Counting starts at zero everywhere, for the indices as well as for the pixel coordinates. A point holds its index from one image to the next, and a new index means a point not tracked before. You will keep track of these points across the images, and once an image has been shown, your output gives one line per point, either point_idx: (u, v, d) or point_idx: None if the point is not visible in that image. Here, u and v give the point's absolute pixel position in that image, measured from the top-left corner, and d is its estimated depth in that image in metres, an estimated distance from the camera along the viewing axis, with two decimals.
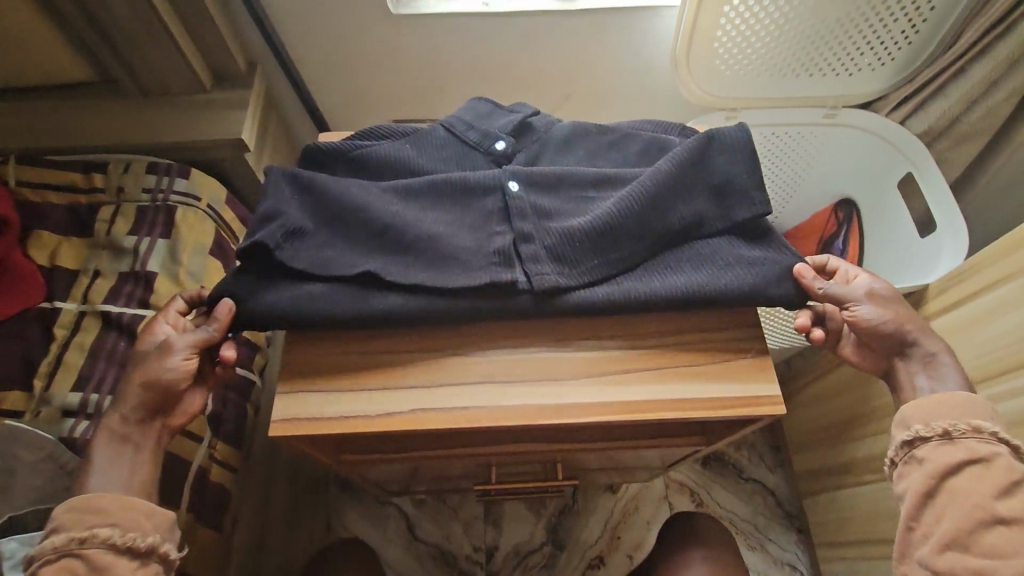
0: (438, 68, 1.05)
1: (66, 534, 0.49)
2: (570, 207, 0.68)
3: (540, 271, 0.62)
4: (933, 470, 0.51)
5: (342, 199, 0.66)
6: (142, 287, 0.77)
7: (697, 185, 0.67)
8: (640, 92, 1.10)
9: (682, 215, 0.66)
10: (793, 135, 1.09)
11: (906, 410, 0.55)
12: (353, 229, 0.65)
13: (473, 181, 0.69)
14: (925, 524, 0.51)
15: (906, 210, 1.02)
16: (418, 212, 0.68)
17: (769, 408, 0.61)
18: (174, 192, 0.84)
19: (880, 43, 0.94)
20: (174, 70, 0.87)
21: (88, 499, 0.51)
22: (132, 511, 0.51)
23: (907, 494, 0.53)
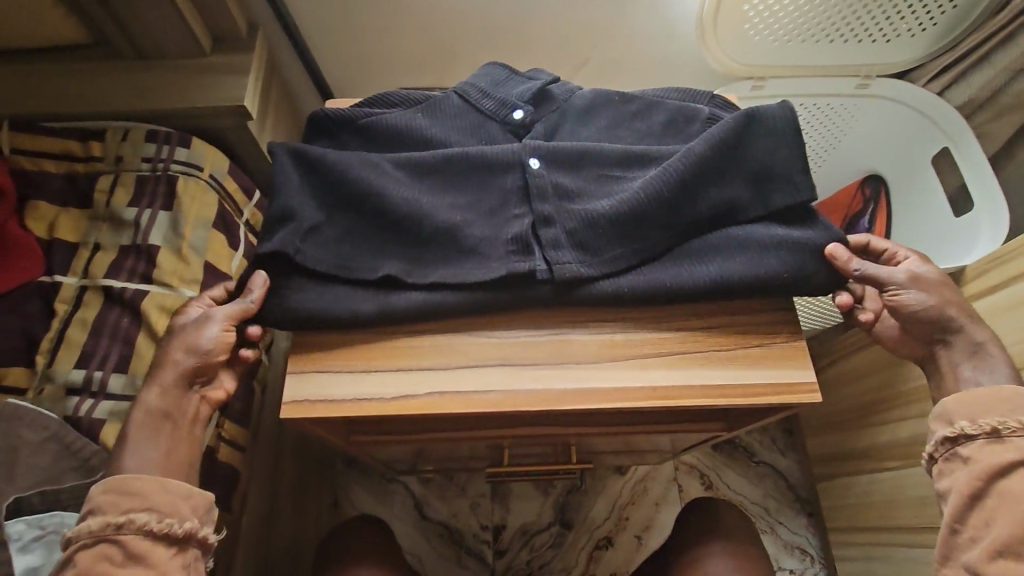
0: (447, 30, 1.00)
1: (101, 518, 0.47)
2: (594, 187, 0.64)
3: (562, 259, 0.59)
4: (981, 472, 0.49)
5: (353, 182, 0.63)
6: (145, 261, 0.74)
7: (731, 170, 0.63)
8: (661, 58, 1.04)
9: (713, 202, 0.62)
10: (822, 106, 1.03)
11: (949, 403, 0.52)
12: (366, 218, 0.63)
13: (492, 157, 0.65)
14: (971, 528, 0.48)
15: (938, 182, 0.98)
16: (433, 192, 0.64)
17: (801, 396, 0.59)
18: (175, 161, 0.80)
19: (922, 9, 0.88)
20: (172, 32, 0.82)
21: (123, 480, 0.49)
22: (168, 494, 0.49)
23: (950, 494, 0.50)
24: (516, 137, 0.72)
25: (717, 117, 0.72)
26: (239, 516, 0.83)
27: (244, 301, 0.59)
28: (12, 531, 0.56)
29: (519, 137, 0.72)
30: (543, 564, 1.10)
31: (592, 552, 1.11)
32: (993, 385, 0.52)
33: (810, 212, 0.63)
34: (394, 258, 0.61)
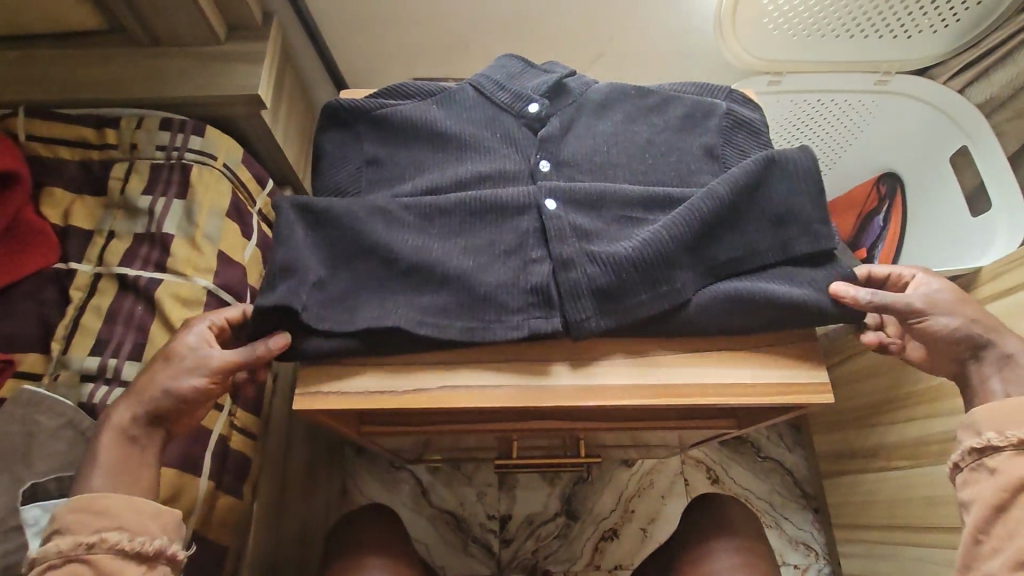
0: (462, 21, 0.99)
1: (71, 538, 0.46)
2: (613, 230, 0.63)
3: (580, 313, 0.58)
4: (1007, 484, 0.48)
5: (363, 233, 0.61)
6: (159, 250, 0.74)
7: (747, 221, 0.62)
8: (677, 51, 1.03)
9: (729, 253, 0.61)
10: (838, 103, 1.02)
11: (977, 414, 0.52)
12: (377, 267, 0.61)
13: (506, 199, 0.63)
14: (994, 538, 0.48)
15: (954, 179, 0.97)
16: (446, 237, 0.62)
17: (812, 396, 0.59)
18: (189, 149, 0.80)
19: (945, 5, 0.86)
20: (187, 19, 0.82)
21: (91, 499, 0.47)
22: (136, 513, 0.48)
23: (973, 504, 0.50)
24: (531, 131, 0.72)
25: (735, 113, 0.72)
26: (250, 502, 0.83)
27: (243, 353, 0.55)
28: (27, 516, 0.56)
29: (534, 131, 0.71)
30: (548, 554, 1.11)
31: (598, 543, 1.12)
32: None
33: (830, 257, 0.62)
34: (406, 304, 0.59)
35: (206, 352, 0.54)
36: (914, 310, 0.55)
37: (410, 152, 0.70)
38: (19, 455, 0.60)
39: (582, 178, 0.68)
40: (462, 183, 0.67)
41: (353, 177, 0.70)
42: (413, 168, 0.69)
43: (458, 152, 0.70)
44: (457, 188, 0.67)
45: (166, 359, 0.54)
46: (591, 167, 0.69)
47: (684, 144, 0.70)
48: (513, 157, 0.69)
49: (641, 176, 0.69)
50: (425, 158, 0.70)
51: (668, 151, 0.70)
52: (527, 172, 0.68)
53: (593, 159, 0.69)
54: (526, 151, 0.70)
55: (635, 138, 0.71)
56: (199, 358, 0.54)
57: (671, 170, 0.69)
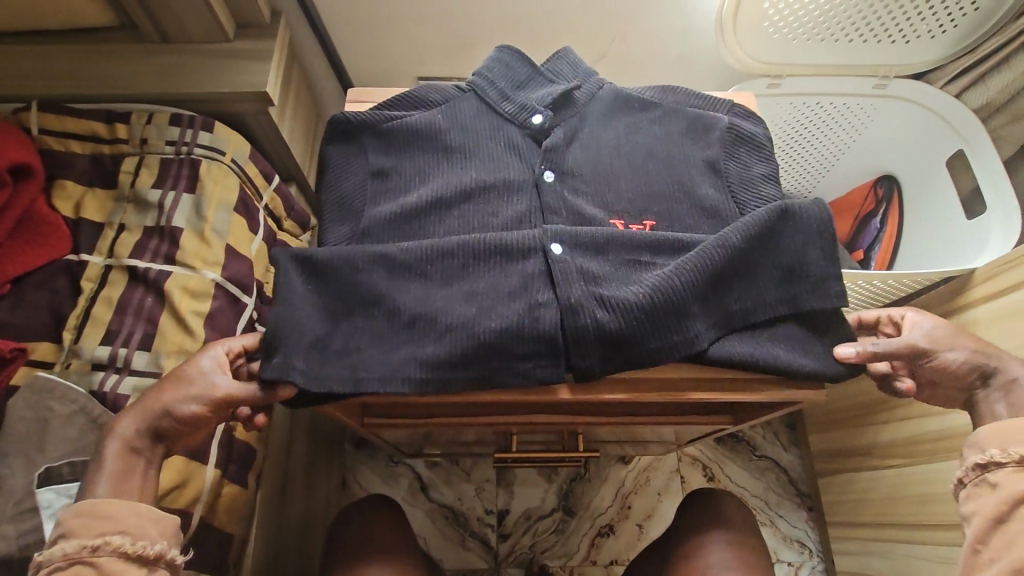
0: (468, 24, 1.01)
1: (75, 541, 0.46)
2: (621, 274, 0.61)
3: (587, 361, 0.57)
4: (1007, 498, 0.47)
5: (363, 285, 0.60)
6: (168, 242, 0.76)
7: (755, 271, 0.61)
8: (679, 55, 1.05)
9: (737, 302, 0.60)
10: (838, 106, 1.03)
11: (981, 432, 0.51)
12: (377, 319, 0.59)
13: (510, 242, 0.61)
14: (992, 548, 0.47)
15: (952, 185, 0.98)
16: (449, 282, 0.60)
17: (808, 391, 0.61)
18: (198, 145, 0.81)
19: (943, 12, 0.88)
20: (197, 16, 0.84)
21: (98, 502, 0.47)
22: (139, 517, 0.48)
23: (974, 517, 0.49)
24: (535, 142, 0.73)
25: (737, 127, 0.74)
26: (254, 492, 0.85)
27: (249, 388, 0.54)
28: (42, 499, 0.59)
29: (538, 142, 0.73)
30: (545, 549, 1.13)
31: (594, 539, 1.14)
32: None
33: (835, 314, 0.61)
34: (407, 355, 0.57)
35: (214, 378, 0.54)
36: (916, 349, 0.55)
37: (416, 161, 0.71)
38: (33, 440, 0.61)
39: (584, 187, 0.70)
40: (463, 214, 0.68)
41: (358, 188, 0.71)
42: (417, 178, 0.70)
43: (463, 161, 0.71)
44: (462, 197, 0.68)
45: (176, 377, 0.54)
46: (594, 176, 0.71)
47: (685, 155, 0.72)
48: (517, 167, 0.71)
49: (642, 185, 0.70)
50: (430, 169, 0.71)
51: (669, 160, 0.71)
52: (531, 182, 0.70)
53: (595, 168, 0.71)
54: (530, 162, 0.71)
55: (638, 148, 0.72)
56: (205, 382, 0.53)
57: (672, 179, 0.70)
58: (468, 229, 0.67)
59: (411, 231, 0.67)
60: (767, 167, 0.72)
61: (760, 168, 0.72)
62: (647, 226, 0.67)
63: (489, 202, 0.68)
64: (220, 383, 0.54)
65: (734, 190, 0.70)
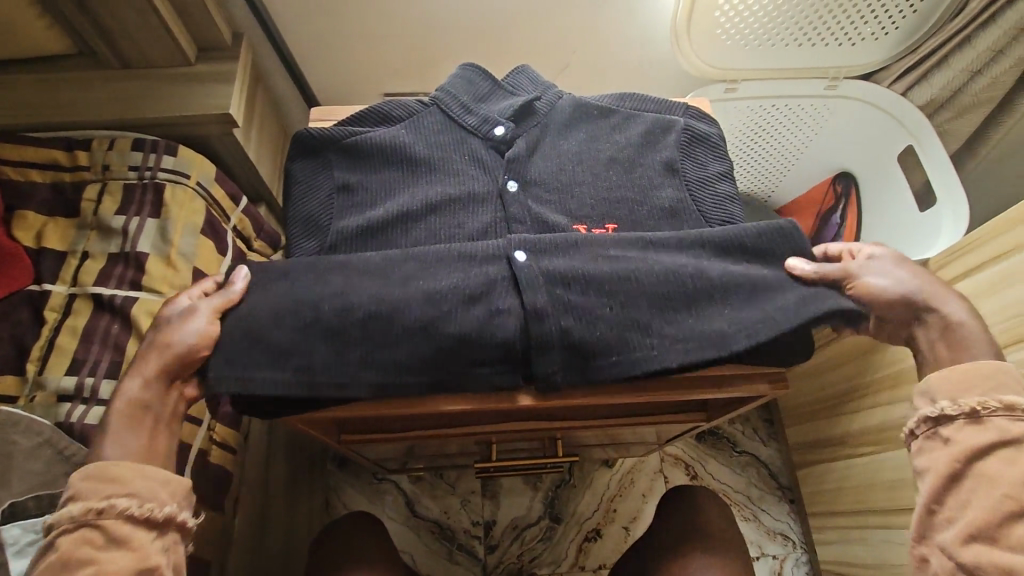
0: (433, 40, 1.03)
1: (81, 504, 0.46)
2: (590, 276, 0.61)
3: (549, 367, 0.57)
4: (960, 454, 0.48)
5: (321, 285, 0.60)
6: (134, 268, 0.75)
7: (735, 301, 0.60)
8: (638, 65, 1.08)
9: (713, 327, 0.58)
10: (794, 107, 1.07)
11: (934, 382, 0.51)
12: (326, 317, 0.58)
13: (473, 249, 0.62)
14: (948, 509, 0.48)
15: (905, 180, 1.03)
16: (406, 281, 0.60)
17: (764, 385, 0.63)
18: (162, 169, 0.81)
19: (884, 15, 0.92)
20: (157, 42, 0.84)
21: (102, 467, 0.48)
22: (147, 480, 0.48)
23: (927, 473, 0.49)
24: (498, 152, 0.75)
25: (692, 128, 0.76)
26: (232, 517, 0.84)
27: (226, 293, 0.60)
28: (8, 535, 0.57)
29: (500, 153, 0.74)
30: (533, 558, 1.13)
31: (582, 543, 1.14)
32: (974, 362, 0.51)
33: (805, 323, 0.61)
34: (362, 358, 0.57)
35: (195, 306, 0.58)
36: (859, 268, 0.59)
37: (380, 176, 0.72)
38: None
39: (548, 196, 0.71)
40: (429, 225, 0.69)
41: (324, 204, 0.71)
42: (382, 193, 0.71)
43: (428, 174, 0.72)
44: (427, 209, 0.69)
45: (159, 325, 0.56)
46: (557, 185, 0.72)
47: (645, 159, 0.74)
48: (481, 178, 0.72)
49: (605, 192, 0.72)
50: (395, 183, 0.72)
51: (629, 167, 0.73)
52: (495, 193, 0.71)
53: (559, 177, 0.73)
54: (494, 172, 0.73)
55: (599, 155, 0.74)
56: (190, 311, 0.58)
57: (634, 184, 0.72)
58: (434, 239, 0.68)
59: (378, 244, 0.68)
60: (722, 165, 0.74)
61: (716, 167, 0.74)
62: (609, 230, 0.69)
63: (455, 214, 0.69)
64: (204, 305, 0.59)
65: (692, 189, 0.72)
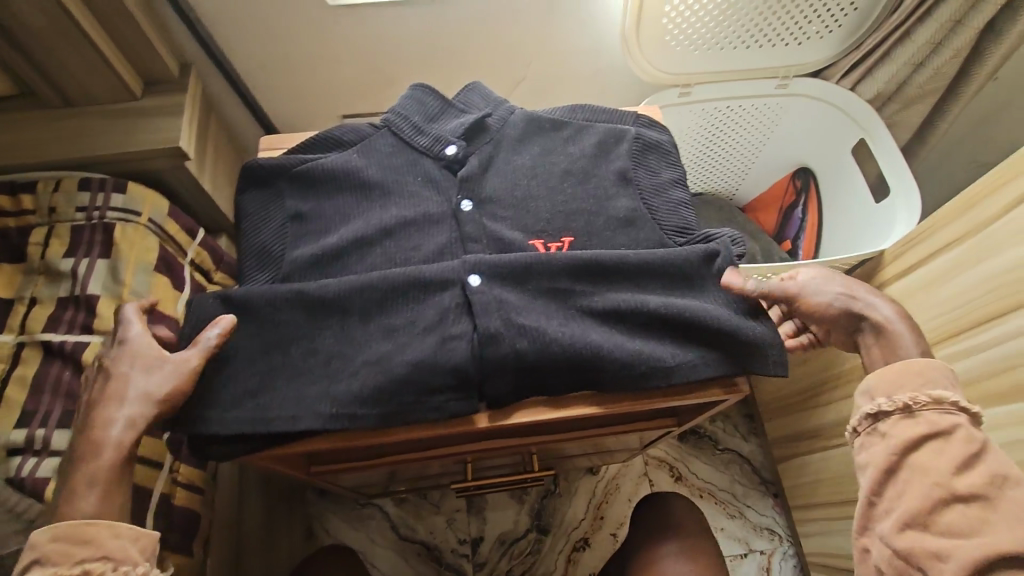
0: (385, 60, 1.03)
1: (50, 570, 0.47)
2: (540, 305, 0.62)
3: (499, 389, 0.59)
4: (895, 447, 0.51)
5: (283, 325, 0.61)
6: (84, 312, 0.74)
7: (675, 336, 0.62)
8: (593, 76, 1.08)
9: (655, 354, 0.61)
10: (749, 107, 1.08)
11: (871, 381, 0.55)
12: (293, 358, 0.60)
13: (429, 275, 0.62)
14: (885, 500, 0.51)
15: (859, 172, 1.04)
16: (368, 317, 0.61)
17: (717, 391, 0.63)
18: (111, 208, 0.79)
19: (826, 12, 0.93)
20: (100, 77, 0.82)
21: (75, 529, 0.48)
22: (119, 539, 0.49)
23: (868, 467, 0.52)
24: (451, 172, 0.74)
25: (643, 137, 0.77)
26: (204, 558, 0.82)
27: (204, 343, 0.57)
28: None
29: (453, 172, 0.74)
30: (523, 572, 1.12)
31: (571, 555, 1.13)
32: (905, 360, 0.55)
33: (758, 340, 0.62)
34: (321, 394, 0.58)
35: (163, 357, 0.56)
36: (800, 285, 0.61)
37: (333, 202, 0.71)
38: None
39: (503, 213, 0.71)
40: (385, 249, 0.68)
41: (276, 235, 0.70)
42: (336, 220, 0.70)
43: (382, 198, 0.72)
44: (382, 233, 0.69)
45: (119, 378, 0.55)
46: (512, 201, 0.72)
47: (599, 170, 0.74)
48: (435, 199, 0.72)
49: (560, 205, 0.72)
50: (349, 209, 0.71)
51: (583, 179, 0.73)
52: (450, 213, 0.71)
53: (513, 193, 0.72)
54: (448, 192, 0.72)
55: (554, 169, 0.74)
56: (163, 365, 0.56)
57: (588, 195, 0.72)
58: (391, 262, 0.67)
59: (333, 271, 0.67)
60: (674, 172, 0.76)
61: (668, 174, 0.75)
62: (566, 243, 0.69)
63: (410, 237, 0.69)
64: (175, 357, 0.56)
65: (646, 197, 0.73)
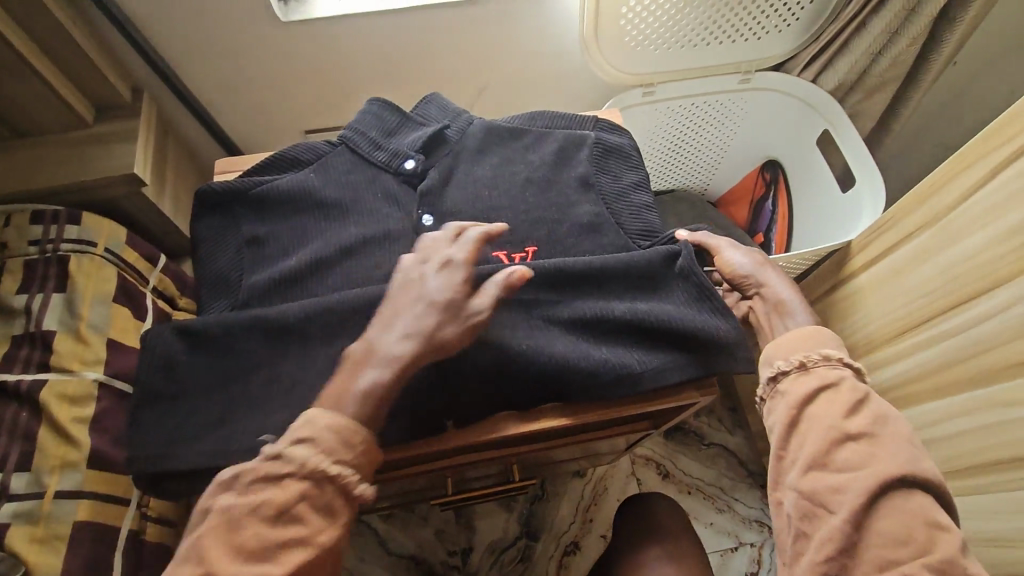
0: (346, 72, 1.01)
1: (315, 458, 0.48)
2: (504, 317, 0.61)
3: (467, 407, 0.59)
4: (794, 401, 0.52)
5: (241, 354, 0.60)
6: (40, 350, 0.75)
7: (642, 342, 0.62)
8: (557, 80, 1.08)
9: (622, 362, 0.60)
10: (714, 103, 1.08)
11: (769, 349, 0.57)
12: (253, 386, 0.59)
13: (389, 294, 0.61)
14: (791, 452, 0.51)
15: (825, 163, 1.04)
16: (329, 342, 0.60)
17: (684, 395, 0.62)
18: (65, 240, 0.79)
19: (783, 7, 0.93)
20: (45, 106, 0.80)
21: (347, 429, 0.49)
22: (364, 457, 0.50)
23: (775, 426, 0.53)
24: (410, 187, 0.73)
25: (604, 141, 0.76)
26: None
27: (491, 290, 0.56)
28: None
29: (412, 187, 0.73)
30: None
31: (562, 559, 1.13)
32: (798, 328, 0.57)
33: (724, 342, 0.61)
34: (281, 422, 0.57)
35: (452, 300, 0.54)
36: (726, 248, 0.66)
37: (291, 223, 0.70)
38: None
39: (465, 226, 0.70)
40: (346, 269, 0.67)
41: (234, 261, 0.69)
42: (295, 241, 0.69)
43: (341, 216, 0.70)
44: (343, 253, 0.68)
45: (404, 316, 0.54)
46: (473, 212, 0.71)
47: (560, 176, 0.73)
48: (395, 215, 0.71)
49: (523, 214, 0.71)
50: (307, 229, 0.70)
51: (545, 187, 0.73)
52: (410, 228, 0.70)
53: (474, 204, 0.72)
54: (408, 208, 0.72)
55: (515, 177, 0.73)
56: (458, 311, 0.54)
57: (550, 203, 0.72)
58: (352, 283, 0.66)
59: (294, 295, 0.66)
60: (636, 175, 0.75)
61: (630, 178, 0.75)
62: (529, 253, 0.69)
63: (371, 255, 0.68)
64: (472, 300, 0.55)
65: (609, 202, 0.72)
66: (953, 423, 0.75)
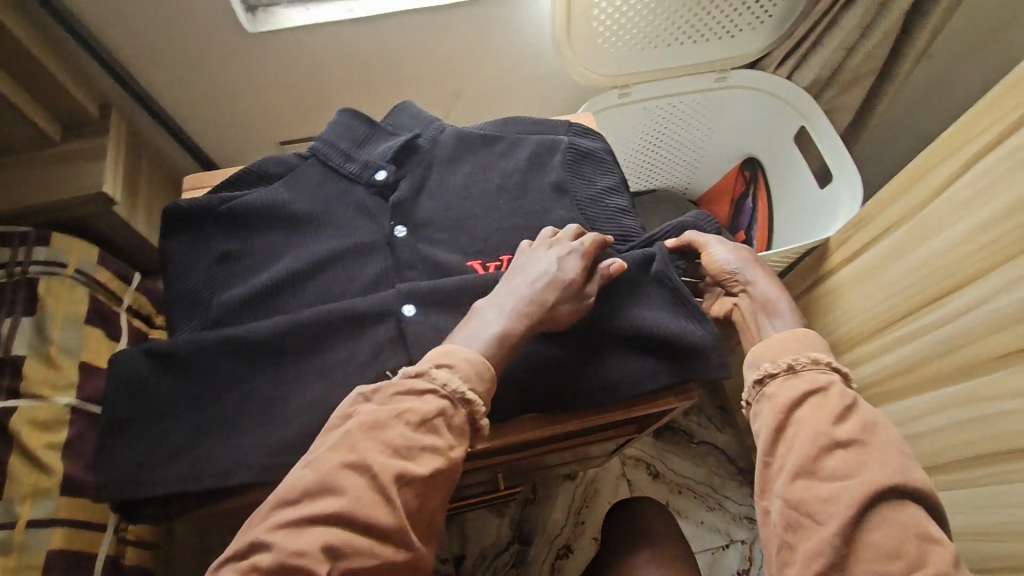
0: (319, 82, 1.00)
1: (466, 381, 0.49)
2: None
3: None
4: (779, 405, 0.51)
5: (213, 374, 0.60)
6: (10, 375, 0.73)
7: (617, 350, 0.62)
8: (533, 84, 1.08)
9: (596, 372, 0.61)
10: (691, 103, 1.08)
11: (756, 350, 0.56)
12: (226, 408, 0.58)
13: (361, 308, 0.61)
14: (779, 458, 0.49)
15: (805, 160, 1.04)
16: (301, 360, 0.59)
17: (663, 401, 0.62)
18: (34, 262, 0.78)
19: (755, 4, 0.93)
20: (11, 126, 0.79)
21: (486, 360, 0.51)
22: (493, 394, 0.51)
23: (760, 431, 0.51)
24: (382, 198, 0.72)
25: (577, 145, 0.76)
26: None
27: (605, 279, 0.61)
28: None
29: (384, 198, 0.72)
30: None
31: (554, 564, 1.12)
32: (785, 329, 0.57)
33: (700, 347, 0.61)
34: (255, 445, 0.56)
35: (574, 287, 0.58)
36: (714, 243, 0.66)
37: (262, 239, 0.69)
38: None
39: (439, 237, 0.69)
40: (318, 285, 0.66)
41: (206, 279, 0.68)
42: (267, 257, 0.68)
43: (313, 230, 0.70)
44: (315, 268, 0.67)
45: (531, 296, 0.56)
46: (447, 222, 0.70)
47: (534, 183, 0.73)
48: (367, 227, 0.70)
49: (497, 223, 0.70)
50: (279, 245, 0.69)
51: (518, 194, 0.72)
52: (383, 240, 0.69)
53: (448, 214, 0.71)
54: (380, 219, 0.71)
55: (488, 185, 0.73)
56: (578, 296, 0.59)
57: (524, 211, 0.71)
58: (325, 298, 0.66)
59: (266, 312, 0.65)
60: (611, 180, 0.75)
61: (604, 182, 0.74)
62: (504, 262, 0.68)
63: (344, 269, 0.67)
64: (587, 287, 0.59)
65: (583, 207, 0.72)
66: (937, 416, 0.74)
